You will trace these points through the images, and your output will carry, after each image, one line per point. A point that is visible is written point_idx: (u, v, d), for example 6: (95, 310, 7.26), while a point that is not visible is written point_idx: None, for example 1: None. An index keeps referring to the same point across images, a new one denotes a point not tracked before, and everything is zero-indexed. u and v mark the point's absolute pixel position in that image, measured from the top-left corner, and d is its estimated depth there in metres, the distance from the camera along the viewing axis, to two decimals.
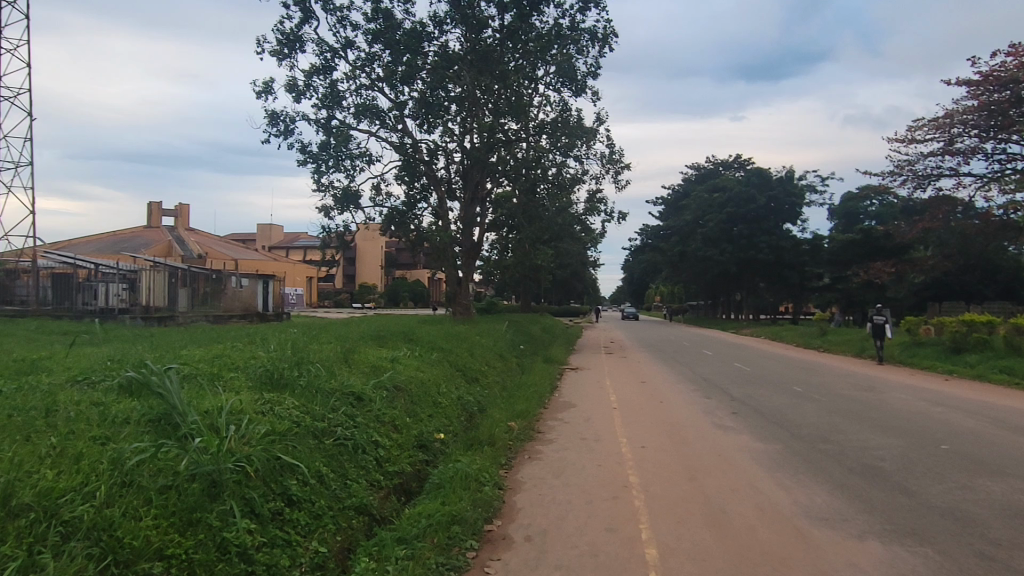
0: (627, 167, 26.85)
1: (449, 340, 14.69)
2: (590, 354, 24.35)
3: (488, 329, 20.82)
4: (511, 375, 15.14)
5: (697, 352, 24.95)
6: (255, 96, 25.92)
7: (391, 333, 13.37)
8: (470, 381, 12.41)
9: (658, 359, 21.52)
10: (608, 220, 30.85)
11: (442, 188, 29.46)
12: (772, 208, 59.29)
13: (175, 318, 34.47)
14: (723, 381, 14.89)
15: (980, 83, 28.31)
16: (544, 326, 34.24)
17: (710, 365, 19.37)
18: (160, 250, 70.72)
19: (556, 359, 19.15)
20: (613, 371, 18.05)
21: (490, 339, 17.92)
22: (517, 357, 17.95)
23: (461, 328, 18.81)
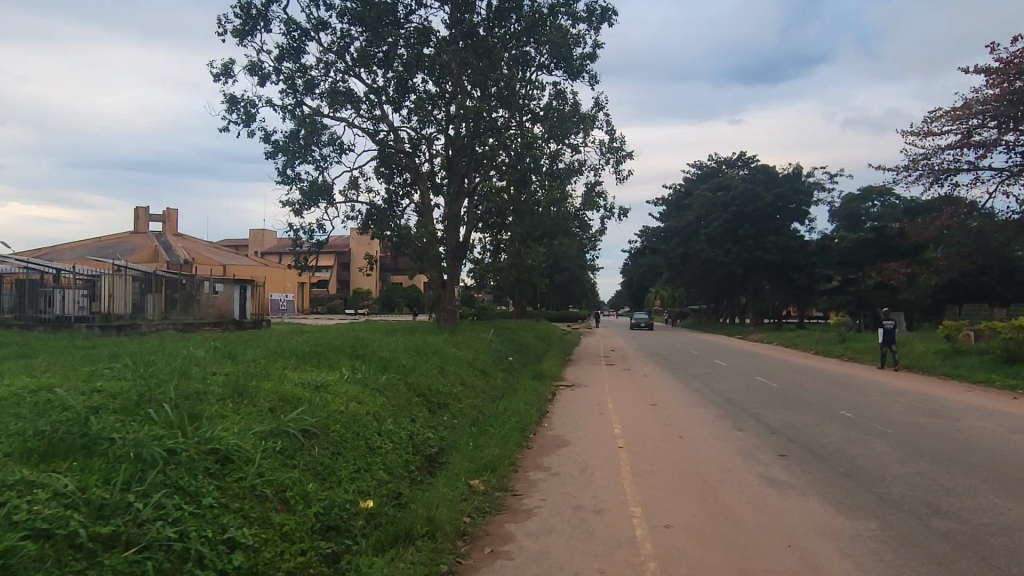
0: (630, 156, 24.07)
1: (413, 355, 11.90)
2: (588, 366, 21.52)
3: (472, 338, 18.12)
4: (490, 398, 12.35)
5: (710, 362, 22.25)
6: (213, 79, 23.07)
7: (335, 346, 10.56)
8: (432, 411, 9.62)
9: (669, 372, 18.87)
10: (608, 217, 28.03)
11: (425, 182, 26.61)
12: (779, 206, 56.69)
13: (139, 327, 31.58)
14: (753, 403, 12.14)
15: (1001, 70, 25.68)
16: (539, 333, 31.48)
17: (729, 380, 16.62)
18: (145, 255, 68.33)
19: (549, 374, 16.37)
20: (617, 387, 15.26)
21: (469, 351, 15.12)
22: (502, 373, 15.16)
23: (437, 337, 15.98)
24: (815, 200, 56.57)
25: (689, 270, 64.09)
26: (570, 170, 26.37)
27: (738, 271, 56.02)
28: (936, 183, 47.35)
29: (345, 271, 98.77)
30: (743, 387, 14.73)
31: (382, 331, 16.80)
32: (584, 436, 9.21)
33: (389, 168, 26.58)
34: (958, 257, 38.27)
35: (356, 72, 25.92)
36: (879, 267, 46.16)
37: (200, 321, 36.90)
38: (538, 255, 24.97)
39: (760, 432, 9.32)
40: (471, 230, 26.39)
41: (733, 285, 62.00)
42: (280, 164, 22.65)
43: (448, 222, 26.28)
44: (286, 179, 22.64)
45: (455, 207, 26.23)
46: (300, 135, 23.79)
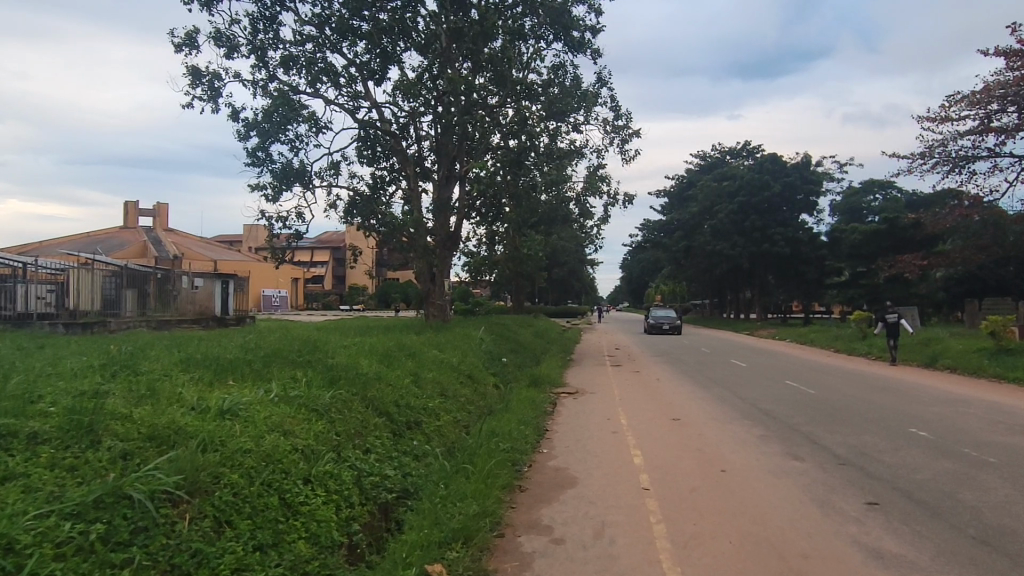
0: (637, 135, 21.72)
1: (381, 362, 9.61)
2: (592, 368, 19.20)
3: (460, 337, 15.89)
4: (473, 414, 10.15)
5: (726, 362, 20.11)
6: (174, 50, 20.74)
7: (276, 351, 8.26)
8: (395, 436, 7.37)
9: (683, 375, 16.77)
10: (613, 203, 25.66)
11: (412, 166, 24.26)
12: (788, 196, 54.33)
13: (108, 325, 29.24)
14: (795, 416, 9.98)
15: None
16: (536, 330, 29.24)
17: (756, 385, 14.37)
18: (133, 251, 66.12)
19: (546, 378, 14.12)
20: (627, 395, 13.01)
21: (450, 351, 12.89)
22: (491, 379, 12.95)
23: (416, 336, 13.72)
24: (824, 191, 54.39)
25: (693, 264, 61.83)
26: (570, 151, 24.11)
27: (744, 265, 53.78)
28: (952, 172, 45.24)
29: (341, 267, 96.47)
30: (773, 394, 12.61)
31: (355, 329, 14.65)
32: (596, 471, 7.00)
33: (372, 149, 24.22)
34: (976, 249, 36.22)
35: (335, 44, 23.51)
36: (890, 260, 44.11)
37: (178, 319, 34.52)
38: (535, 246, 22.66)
39: (826, 464, 7.13)
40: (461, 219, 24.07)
41: (739, 279, 59.77)
42: (247, 144, 20.27)
43: (436, 211, 23.94)
44: (254, 161, 20.26)
45: (444, 193, 23.91)
46: (272, 112, 21.42)
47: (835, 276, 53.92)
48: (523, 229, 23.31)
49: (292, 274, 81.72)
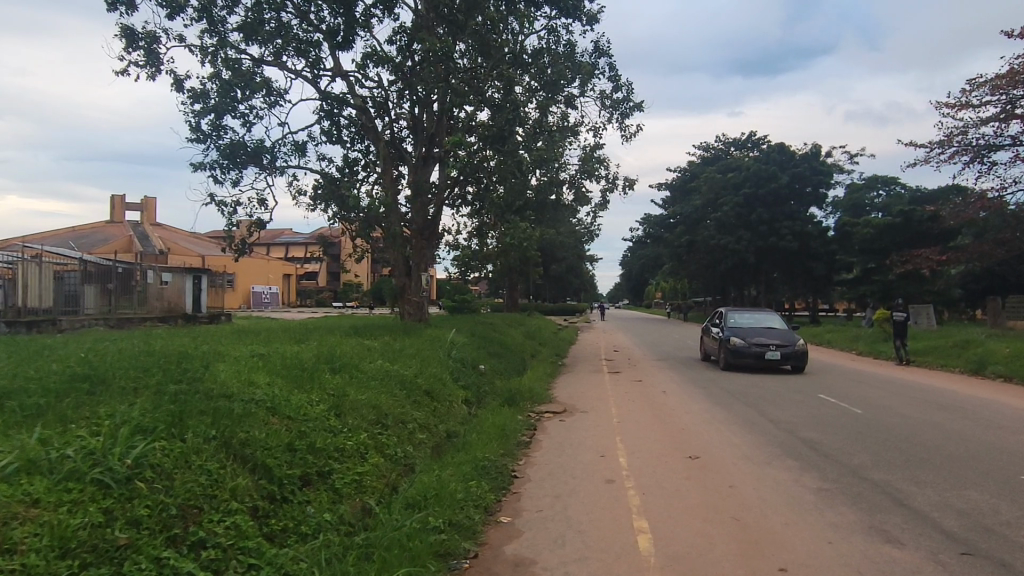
0: (639, 108, 18.96)
1: (286, 384, 6.92)
2: (588, 376, 16.52)
3: (426, 342, 13.16)
4: (418, 450, 7.55)
5: (740, 368, 17.52)
6: (108, 8, 18.05)
7: (111, 373, 5.59)
8: (263, 511, 4.74)
9: (689, 384, 14.23)
10: (612, 189, 22.98)
11: (386, 147, 21.53)
12: (796, 188, 51.49)
13: (58, 324, 26.22)
14: (858, 456, 7.38)
15: None
16: (526, 330, 26.54)
17: (785, 401, 11.72)
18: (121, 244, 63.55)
19: (524, 393, 11.48)
20: (627, 416, 10.37)
21: (402, 359, 10.30)
22: (451, 397, 10.30)
23: (364, 343, 11.04)
24: (834, 183, 51.67)
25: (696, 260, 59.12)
26: (564, 128, 21.46)
27: (750, 260, 51.04)
28: (974, 162, 42.44)
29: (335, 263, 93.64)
30: (811, 415, 10.04)
31: (290, 332, 12.00)
32: (581, 571, 4.39)
33: (341, 128, 21.50)
34: (1001, 244, 33.56)
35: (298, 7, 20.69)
36: (905, 254, 41.50)
37: (143, 317, 31.56)
38: (519, 235, 19.91)
39: (946, 556, 4.55)
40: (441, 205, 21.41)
41: (744, 276, 57.01)
42: (188, 115, 17.48)
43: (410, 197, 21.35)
44: (196, 135, 17.49)
45: (421, 177, 21.24)
46: (222, 81, 18.71)
47: (846, 273, 51.18)
48: (508, 218, 20.57)
49: (282, 270, 78.83)
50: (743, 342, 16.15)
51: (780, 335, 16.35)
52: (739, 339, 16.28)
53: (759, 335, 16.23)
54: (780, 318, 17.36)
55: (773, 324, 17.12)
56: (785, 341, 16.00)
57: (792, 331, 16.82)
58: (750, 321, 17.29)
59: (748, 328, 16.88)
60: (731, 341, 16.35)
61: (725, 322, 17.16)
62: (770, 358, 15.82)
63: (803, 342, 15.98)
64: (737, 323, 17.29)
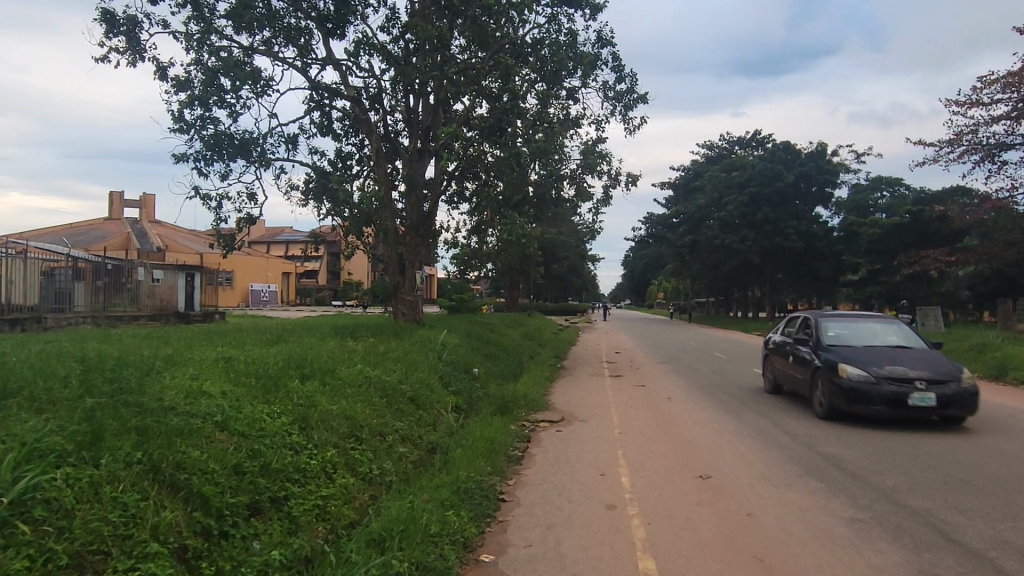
0: (643, 100, 18.03)
1: (242, 394, 6.11)
2: (588, 380, 15.68)
3: (413, 344, 12.30)
4: (395, 466, 6.75)
5: (747, 371, 16.71)
6: None
7: (30, 386, 4.80)
8: (189, 558, 3.93)
9: (694, 390, 13.40)
10: (614, 185, 22.15)
11: (379, 141, 20.71)
12: (802, 187, 50.53)
13: (43, 322, 25.14)
14: (888, 476, 6.57)
15: None
16: (524, 329, 25.74)
17: (800, 408, 10.86)
18: (120, 240, 62.69)
19: (518, 399, 10.67)
20: (629, 425, 9.52)
21: (385, 363, 9.50)
22: (439, 404, 9.52)
23: (345, 345, 10.23)
24: (840, 183, 50.76)
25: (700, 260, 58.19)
26: (563, 121, 20.60)
27: (755, 260, 50.20)
28: (985, 161, 41.35)
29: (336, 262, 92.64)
30: (829, 426, 9.22)
31: (267, 332, 11.20)
32: None
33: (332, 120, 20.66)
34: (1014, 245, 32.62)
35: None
36: (912, 255, 40.67)
37: (132, 315, 30.54)
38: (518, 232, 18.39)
39: None
40: (436, 200, 20.56)
41: (748, 276, 56.16)
42: (170, 104, 16.71)
43: (404, 192, 20.55)
44: (178, 125, 16.72)
45: (416, 171, 20.41)
46: (206, 68, 17.92)
47: (852, 274, 50.24)
48: (505, 213, 19.14)
49: (282, 268, 77.89)
50: (863, 372, 9.26)
51: (925, 358, 9.39)
52: (854, 367, 9.36)
53: (890, 364, 9.23)
54: (906, 327, 10.53)
55: (895, 340, 10.29)
56: (936, 373, 9.00)
57: (934, 352, 9.91)
58: (857, 335, 10.48)
59: (865, 349, 9.92)
60: (839, 370, 9.46)
61: (818, 338, 10.38)
62: (914, 405, 8.86)
63: (967, 372, 9.14)
64: (838, 338, 10.47)
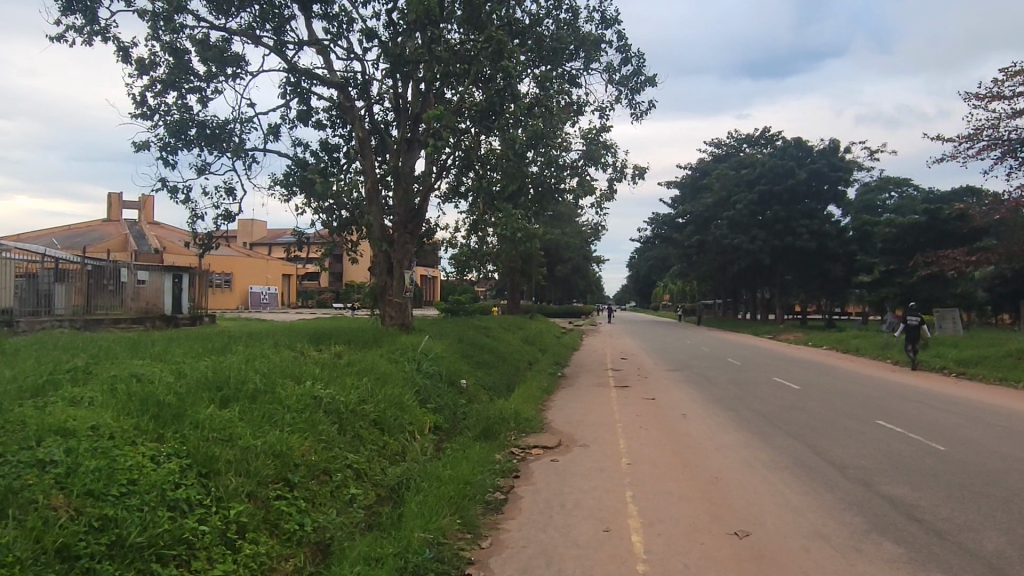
0: (651, 83, 16.40)
1: (116, 434, 4.54)
2: (590, 392, 14.06)
3: (390, 354, 10.68)
4: (337, 519, 5.21)
5: (767, 381, 15.12)
6: None
7: None
8: None
9: (710, 403, 11.82)
10: (618, 178, 20.52)
11: (365, 131, 19.11)
12: (814, 185, 48.78)
13: (14, 326, 23.25)
14: (985, 535, 5.01)
15: None
16: (524, 333, 24.15)
17: (838, 429, 9.28)
18: (117, 242, 61.28)
19: (509, 419, 9.10)
20: (639, 453, 7.95)
21: (345, 377, 7.96)
22: (409, 429, 7.96)
23: (300, 356, 8.65)
24: (853, 181, 49.03)
25: (708, 260, 56.49)
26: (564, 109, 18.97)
27: (765, 261, 48.51)
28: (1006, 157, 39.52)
29: (338, 264, 90.98)
30: (882, 455, 7.63)
31: (214, 339, 9.64)
32: None
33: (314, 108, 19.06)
34: None
35: None
36: (929, 255, 38.98)
37: (114, 318, 28.62)
38: (512, 227, 16.33)
39: None
40: (427, 194, 18.90)
41: (757, 278, 54.50)
42: (130, 87, 15.18)
43: (392, 186, 19.01)
44: (139, 111, 15.19)
45: (405, 162, 18.82)
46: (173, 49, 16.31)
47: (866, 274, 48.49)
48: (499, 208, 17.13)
49: (282, 270, 76.30)
50: None
51: None
52: None
53: None
54: None
55: None
56: None
57: None
58: None
59: None
60: None
61: None
62: None
63: None
64: None
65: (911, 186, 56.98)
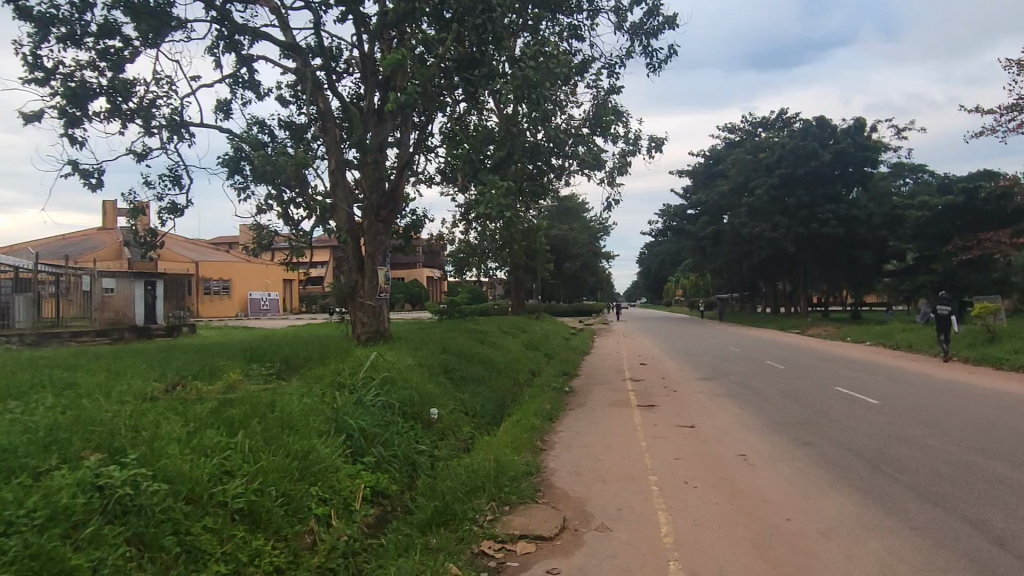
0: (673, 23, 13.18)
1: None
2: (605, 412, 10.92)
3: (319, 384, 7.54)
4: None
5: (829, 392, 11.89)
6: None
7: None
8: None
9: (771, 432, 8.54)
10: (632, 150, 17.28)
11: (326, 102, 15.99)
12: (839, 167, 45.16)
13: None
14: None
15: None
16: (526, 337, 20.97)
17: (992, 483, 6.05)
18: (111, 250, 58.29)
19: (482, 483, 5.91)
20: (698, 546, 4.77)
21: (203, 434, 4.86)
22: (314, 513, 4.85)
23: (147, 399, 5.51)
24: (882, 161, 45.35)
25: (726, 252, 53.14)
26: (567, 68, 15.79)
27: (789, 250, 45.17)
28: None
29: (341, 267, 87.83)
30: None
31: (44, 376, 6.57)
32: None
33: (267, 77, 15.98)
34: None
35: None
36: (971, 238, 35.37)
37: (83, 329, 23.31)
38: (498, 203, 12.02)
39: None
40: (402, 172, 15.73)
41: (779, 268, 51.09)
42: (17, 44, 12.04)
43: (360, 166, 15.89)
44: (30, 74, 12.08)
45: (375, 137, 15.64)
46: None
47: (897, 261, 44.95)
48: (480, 182, 12.75)
49: (283, 275, 73.05)
50: None
51: None
52: None
53: None
54: None
55: None
56: None
57: None
58: None
59: None
60: None
61: None
62: None
63: None
64: None
65: (928, 171, 53.57)
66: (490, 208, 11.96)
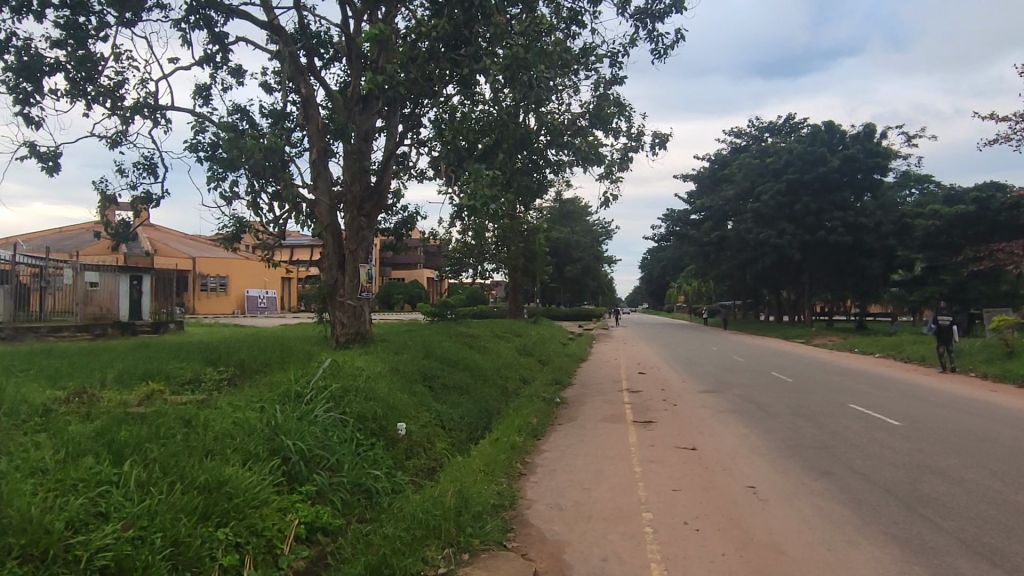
0: (680, 8, 12.18)
1: None
2: (597, 429, 9.88)
3: (264, 399, 6.53)
4: None
5: (843, 411, 10.82)
6: None
7: None
8: None
9: (785, 460, 7.46)
10: (634, 147, 16.27)
11: (309, 87, 14.99)
12: (848, 173, 44.05)
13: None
14: None
15: None
16: (520, 342, 19.91)
17: None
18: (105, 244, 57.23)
19: (437, 524, 4.87)
20: None
21: (73, 465, 3.90)
22: (218, 564, 3.80)
23: (28, 420, 4.54)
24: (891, 168, 44.23)
25: (730, 258, 52.02)
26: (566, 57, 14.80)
27: (795, 257, 44.08)
28: None
29: None
30: None
31: None
32: None
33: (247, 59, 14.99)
34: None
35: None
36: (983, 248, 34.25)
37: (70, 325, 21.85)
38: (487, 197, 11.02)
39: None
40: (388, 164, 14.73)
41: (784, 276, 49.97)
42: None
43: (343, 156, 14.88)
44: None
45: (360, 125, 14.64)
46: None
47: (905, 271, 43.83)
48: (464, 172, 11.46)
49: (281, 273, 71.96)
50: None
51: None
52: None
53: None
54: None
55: None
56: None
57: None
58: None
59: None
60: None
61: None
62: None
63: None
64: None
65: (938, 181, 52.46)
66: (473, 201, 10.67)
